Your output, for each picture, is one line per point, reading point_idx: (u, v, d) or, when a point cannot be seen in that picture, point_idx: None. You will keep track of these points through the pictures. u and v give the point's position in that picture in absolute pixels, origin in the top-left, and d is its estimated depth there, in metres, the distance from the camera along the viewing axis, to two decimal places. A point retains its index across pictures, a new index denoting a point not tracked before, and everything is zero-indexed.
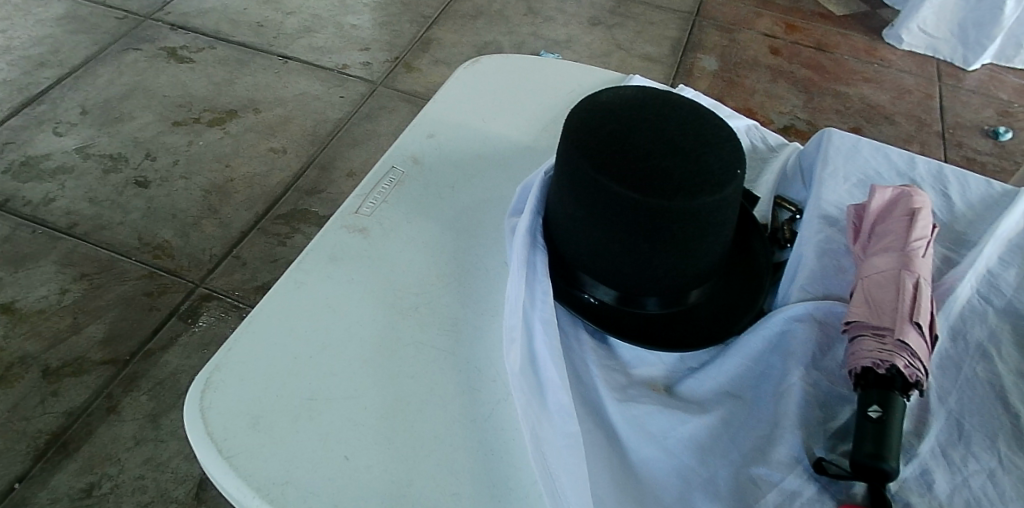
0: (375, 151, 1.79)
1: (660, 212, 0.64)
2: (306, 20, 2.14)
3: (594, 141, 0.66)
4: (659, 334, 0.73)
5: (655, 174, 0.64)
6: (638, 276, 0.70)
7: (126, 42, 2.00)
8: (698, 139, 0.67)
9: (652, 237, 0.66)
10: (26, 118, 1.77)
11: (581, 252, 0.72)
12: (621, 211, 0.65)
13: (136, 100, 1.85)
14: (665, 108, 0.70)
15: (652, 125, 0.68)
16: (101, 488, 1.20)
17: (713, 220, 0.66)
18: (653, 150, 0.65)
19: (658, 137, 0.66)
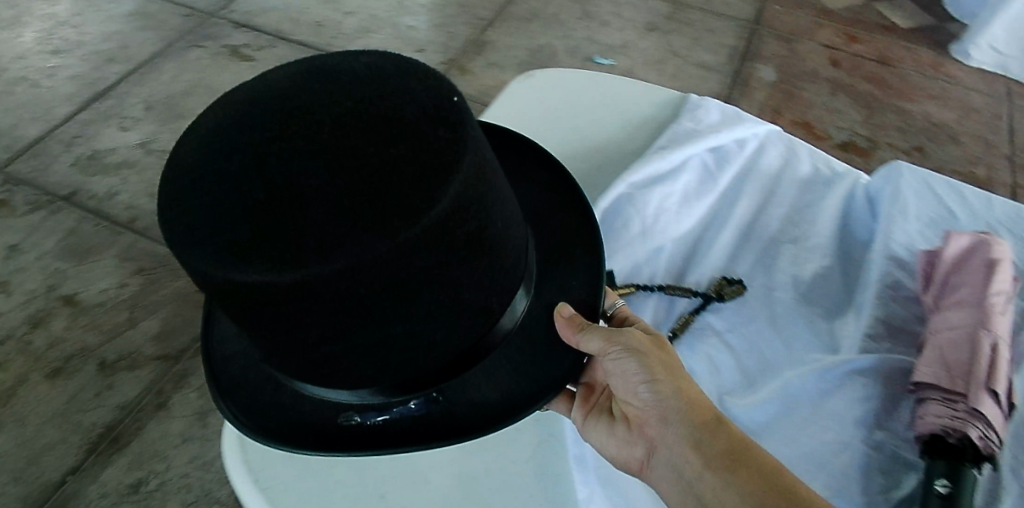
0: None
1: (434, 232, 0.56)
2: (364, 20, 2.11)
3: (264, 227, 0.54)
4: (511, 385, 0.71)
5: (382, 203, 0.55)
6: (422, 344, 0.63)
7: (190, 39, 2.04)
8: (362, 109, 0.59)
9: (409, 281, 0.57)
10: (95, 112, 1.83)
11: (339, 362, 0.62)
12: (387, 283, 0.56)
13: (198, 99, 1.88)
14: (291, 82, 0.62)
15: (293, 121, 0.59)
16: (149, 484, 1.25)
17: (473, 177, 0.58)
18: (331, 169, 0.56)
19: (329, 140, 0.58)
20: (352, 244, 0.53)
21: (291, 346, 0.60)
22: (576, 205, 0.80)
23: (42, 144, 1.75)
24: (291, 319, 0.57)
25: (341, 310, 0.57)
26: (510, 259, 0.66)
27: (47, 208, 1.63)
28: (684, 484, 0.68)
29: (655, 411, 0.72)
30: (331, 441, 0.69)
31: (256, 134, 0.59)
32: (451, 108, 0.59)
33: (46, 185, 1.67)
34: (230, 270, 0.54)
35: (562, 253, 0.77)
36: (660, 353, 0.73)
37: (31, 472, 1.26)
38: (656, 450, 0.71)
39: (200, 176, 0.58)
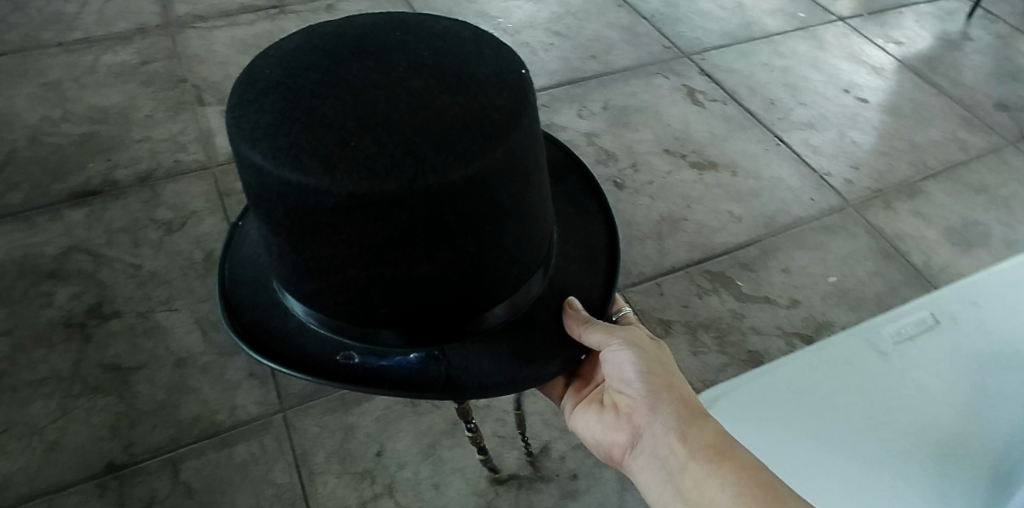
0: (817, 263, 1.75)
1: (480, 178, 0.71)
2: (813, 116, 2.14)
3: (326, 136, 0.69)
4: (507, 365, 0.87)
5: (445, 144, 0.70)
6: (438, 287, 0.78)
7: (660, 67, 2.23)
8: (434, 66, 0.76)
9: (444, 220, 0.72)
10: (564, 92, 2.11)
11: (362, 288, 0.76)
12: (429, 220, 0.71)
13: (645, 117, 2.06)
14: (359, 34, 0.80)
15: (362, 59, 0.76)
16: (480, 401, 1.48)
17: (520, 141, 0.75)
18: (393, 101, 0.72)
19: (400, 80, 0.74)
20: (408, 167, 0.68)
21: (321, 263, 0.75)
22: (604, 221, 1.03)
23: None
24: (328, 234, 0.71)
25: (383, 233, 0.71)
26: (529, 240, 0.83)
27: None
28: (666, 464, 0.94)
29: (646, 403, 0.97)
30: (329, 373, 0.83)
31: (327, 60, 0.76)
32: (514, 79, 0.77)
33: None
34: (286, 168, 0.68)
35: (587, 262, 0.98)
36: (649, 354, 0.98)
37: None
38: (644, 434, 0.97)
39: (282, 77, 0.74)
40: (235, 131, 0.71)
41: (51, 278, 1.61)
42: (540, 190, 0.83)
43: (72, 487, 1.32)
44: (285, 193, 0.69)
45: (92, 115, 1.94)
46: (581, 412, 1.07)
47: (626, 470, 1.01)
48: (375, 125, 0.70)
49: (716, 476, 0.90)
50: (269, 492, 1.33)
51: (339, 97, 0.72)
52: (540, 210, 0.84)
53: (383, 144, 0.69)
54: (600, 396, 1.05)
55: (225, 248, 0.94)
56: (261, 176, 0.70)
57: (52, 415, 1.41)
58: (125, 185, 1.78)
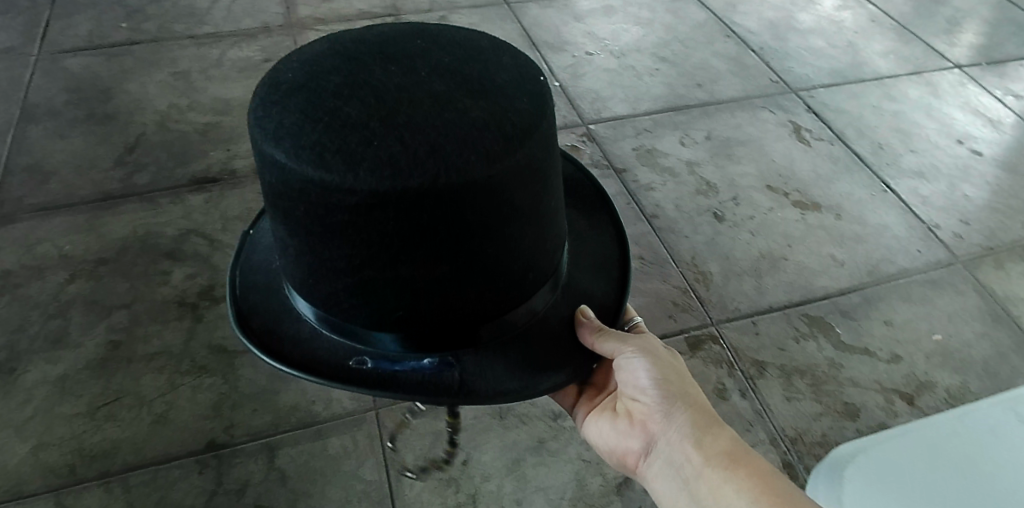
0: (921, 318, 1.67)
1: (501, 178, 0.71)
2: (924, 164, 2.07)
3: (349, 134, 0.69)
4: (523, 373, 0.85)
5: (467, 144, 0.70)
6: (455, 287, 0.77)
7: (766, 101, 2.21)
8: (455, 70, 0.77)
9: (465, 217, 0.72)
10: (667, 119, 2.12)
11: (377, 289, 0.76)
12: (450, 220, 0.71)
13: (748, 151, 2.04)
14: (379, 39, 0.81)
15: (383, 62, 0.77)
16: (567, 422, 1.48)
17: (540, 144, 0.75)
18: (416, 101, 0.72)
19: (421, 80, 0.74)
20: (431, 166, 0.68)
21: (339, 263, 0.74)
22: (614, 234, 1.03)
23: (620, 123, 2.09)
24: (348, 233, 0.71)
25: (404, 231, 0.70)
26: (543, 245, 0.83)
27: (601, 170, 1.95)
28: (681, 472, 0.92)
29: (661, 410, 0.95)
30: (342, 378, 0.82)
31: (345, 63, 0.76)
32: (535, 84, 0.78)
33: (610, 155, 2.00)
34: (309, 165, 0.68)
35: (598, 273, 0.98)
36: (662, 361, 0.97)
37: None
38: (658, 441, 0.95)
39: (302, 79, 0.75)
40: (258, 133, 0.71)
41: (169, 257, 1.71)
42: (554, 195, 0.83)
43: (175, 460, 1.38)
44: (308, 190, 0.69)
45: (215, 107, 2.11)
46: (594, 421, 1.05)
47: (640, 479, 1.00)
48: (398, 124, 0.70)
49: (733, 483, 0.88)
50: (358, 487, 1.37)
51: (363, 97, 0.72)
52: (554, 217, 0.84)
53: (406, 143, 0.68)
54: (613, 404, 1.04)
55: (238, 256, 0.95)
56: (285, 174, 0.70)
57: (161, 388, 1.48)
58: (243, 176, 1.91)
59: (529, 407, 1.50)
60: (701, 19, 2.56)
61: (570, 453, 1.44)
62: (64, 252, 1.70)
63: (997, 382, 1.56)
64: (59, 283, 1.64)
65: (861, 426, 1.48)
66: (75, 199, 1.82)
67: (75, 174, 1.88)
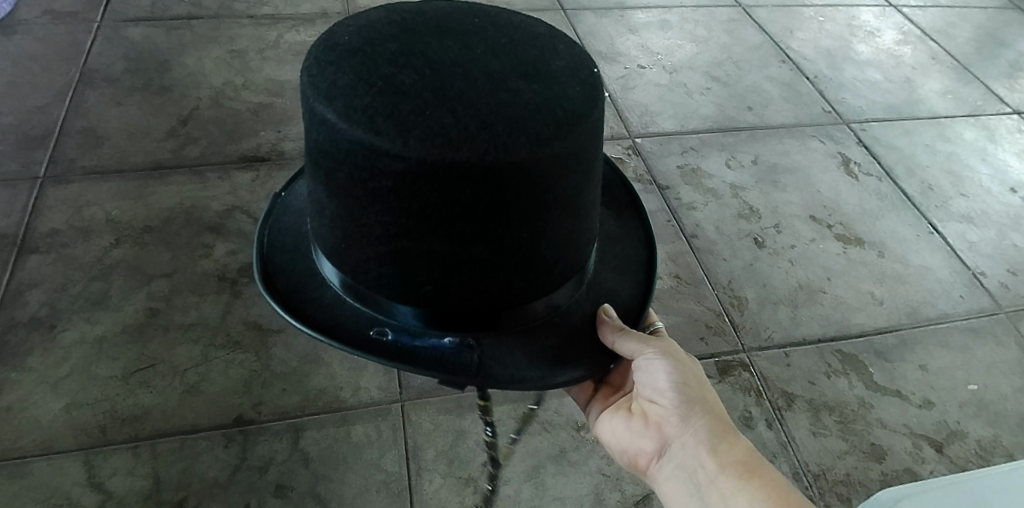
0: (957, 366, 1.64)
1: (547, 162, 0.71)
2: (974, 209, 2.03)
3: (403, 100, 0.69)
4: (543, 364, 0.84)
5: (519, 124, 0.69)
6: (487, 267, 0.76)
7: (817, 131, 2.20)
8: (510, 55, 0.77)
9: (506, 197, 0.71)
10: (715, 139, 2.11)
11: (410, 260, 0.75)
12: (491, 199, 0.71)
13: (794, 179, 2.02)
14: (435, 15, 0.81)
15: (439, 38, 0.77)
16: (589, 434, 1.48)
17: (587, 135, 0.75)
18: (471, 79, 0.72)
19: (475, 59, 0.75)
20: (481, 142, 0.68)
21: (375, 230, 0.75)
22: (642, 237, 1.03)
23: (666, 139, 2.09)
24: (388, 200, 0.71)
25: (444, 204, 0.70)
26: (577, 237, 0.83)
27: (644, 185, 1.94)
28: (694, 476, 0.92)
29: (678, 414, 0.94)
30: (361, 345, 0.81)
31: (402, 34, 0.77)
32: (587, 76, 0.79)
33: (654, 170, 1.99)
34: (360, 126, 0.68)
35: (624, 273, 0.98)
36: (683, 364, 0.96)
37: None
38: (672, 445, 0.95)
39: (359, 43, 0.75)
40: (311, 90, 0.72)
41: (212, 232, 1.74)
42: (593, 189, 0.83)
43: (203, 432, 1.40)
44: (355, 151, 0.69)
45: (269, 88, 2.14)
46: (606, 418, 1.04)
47: (649, 479, 0.99)
48: (451, 98, 0.70)
49: (746, 493, 0.88)
50: (377, 477, 1.38)
51: (417, 69, 0.72)
52: (590, 211, 0.84)
53: (458, 117, 0.68)
54: (628, 404, 1.03)
55: (268, 217, 0.95)
56: (333, 133, 0.70)
57: (195, 359, 1.51)
58: (290, 158, 1.94)
59: (553, 414, 1.51)
60: (756, 42, 2.54)
61: (590, 466, 1.44)
62: (112, 217, 1.74)
63: None
64: (105, 247, 1.67)
65: (886, 469, 1.45)
66: (127, 166, 1.86)
67: (128, 141, 1.92)
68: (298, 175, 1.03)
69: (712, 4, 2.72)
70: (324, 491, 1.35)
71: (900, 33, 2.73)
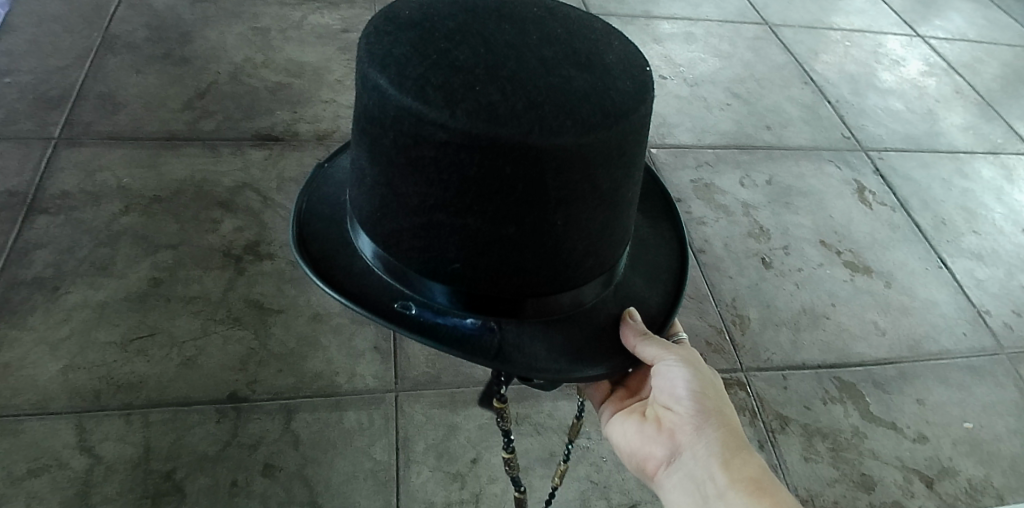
0: (955, 403, 1.63)
1: (589, 150, 0.71)
2: (985, 247, 2.02)
3: (454, 73, 0.69)
4: (560, 357, 0.84)
5: (566, 109, 0.70)
6: (517, 251, 0.76)
7: (833, 156, 2.19)
8: (566, 43, 0.77)
9: (543, 183, 0.71)
10: (730, 156, 2.10)
11: (442, 235, 0.76)
12: (530, 182, 0.71)
13: (806, 202, 2.02)
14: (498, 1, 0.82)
15: (498, 21, 0.78)
16: (581, 440, 1.49)
17: (633, 128, 0.75)
18: (523, 61, 0.73)
19: (531, 44, 0.75)
20: (526, 121, 0.68)
21: (412, 201, 0.75)
22: (673, 247, 1.03)
23: (682, 152, 2.08)
24: (428, 171, 0.72)
25: (483, 181, 0.70)
26: (611, 232, 0.83)
27: None
28: (700, 487, 0.91)
29: (692, 423, 0.94)
30: (384, 315, 0.81)
31: (463, 13, 0.78)
32: (640, 72, 0.79)
33: (667, 182, 1.98)
34: (410, 95, 0.69)
35: (652, 279, 0.98)
36: (704, 375, 0.96)
37: None
38: (684, 454, 0.94)
39: (419, 19, 0.77)
40: (367, 56, 0.73)
41: (221, 207, 1.74)
42: (632, 187, 0.83)
43: (196, 405, 1.41)
44: (402, 119, 0.70)
45: (289, 68, 2.14)
46: (619, 420, 1.04)
47: (655, 485, 0.98)
48: (503, 76, 0.70)
49: None
50: (365, 465, 1.38)
51: (474, 46, 0.73)
52: (626, 209, 0.84)
53: (507, 94, 0.69)
54: (643, 408, 1.03)
55: (309, 186, 0.97)
56: (383, 99, 0.71)
57: (193, 333, 1.51)
58: (305, 139, 1.94)
59: (546, 417, 1.51)
60: (780, 62, 2.53)
61: (578, 472, 1.44)
62: (123, 184, 1.74)
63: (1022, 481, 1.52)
64: (114, 213, 1.68)
65: (874, 500, 1.45)
66: (142, 134, 1.86)
67: (145, 110, 1.93)
68: (342, 152, 1.05)
69: (739, 21, 2.72)
70: (311, 475, 1.35)
71: (926, 65, 2.72)
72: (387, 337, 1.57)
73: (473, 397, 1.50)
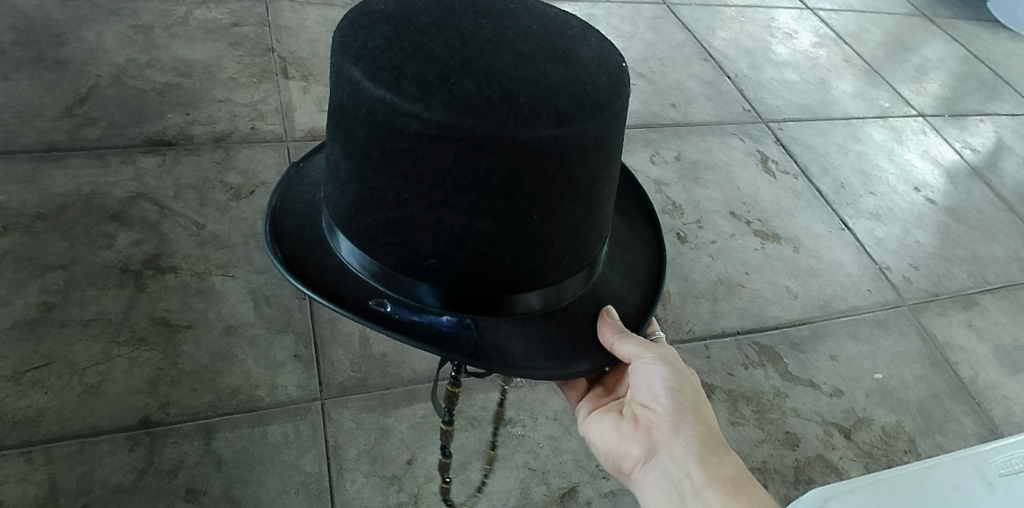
0: (865, 356, 1.72)
1: (565, 144, 0.68)
2: (881, 207, 2.14)
3: (428, 66, 0.67)
4: (537, 355, 0.82)
5: (541, 101, 0.67)
6: (494, 247, 0.74)
7: (736, 129, 2.26)
8: (541, 38, 0.75)
9: (519, 176, 0.69)
10: (639, 135, 2.13)
11: (418, 230, 0.73)
12: (506, 175, 0.68)
13: (715, 176, 2.07)
14: None
15: (474, 15, 0.75)
16: (516, 428, 1.48)
17: (610, 123, 0.73)
18: (500, 54, 0.70)
19: (507, 39, 0.73)
20: (501, 113, 0.65)
21: (387, 195, 0.72)
22: (649, 248, 1.01)
23: None
24: (404, 163, 0.69)
25: (458, 174, 0.68)
26: (589, 228, 0.80)
27: None
28: (677, 485, 0.91)
29: (670, 421, 0.94)
30: (358, 311, 0.78)
31: (439, 9, 0.75)
32: (618, 68, 0.77)
33: None
34: (384, 87, 0.66)
35: (629, 277, 0.96)
36: (681, 374, 0.95)
37: None
38: (660, 452, 0.94)
39: (394, 13, 0.74)
40: (342, 48, 0.71)
41: (115, 220, 1.61)
42: (609, 181, 0.80)
43: (105, 435, 1.31)
44: (376, 111, 0.68)
45: (177, 67, 2.01)
46: (595, 418, 1.04)
47: (632, 484, 0.98)
48: (479, 69, 0.68)
49: None
50: (296, 478, 1.32)
51: (450, 39, 0.70)
52: (604, 205, 0.82)
53: (482, 86, 0.66)
54: (619, 407, 1.03)
55: (286, 179, 0.92)
56: (357, 92, 0.69)
57: (95, 358, 1.40)
58: (201, 143, 1.83)
59: (478, 410, 1.49)
60: (680, 40, 2.58)
61: (516, 461, 1.43)
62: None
63: (929, 423, 1.63)
64: None
65: (799, 455, 1.51)
66: (15, 147, 1.70)
67: (18, 120, 1.76)
68: (318, 148, 1.01)
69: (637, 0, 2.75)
70: (239, 495, 1.28)
71: (816, 36, 2.85)
72: (308, 344, 1.51)
73: (404, 396, 1.47)
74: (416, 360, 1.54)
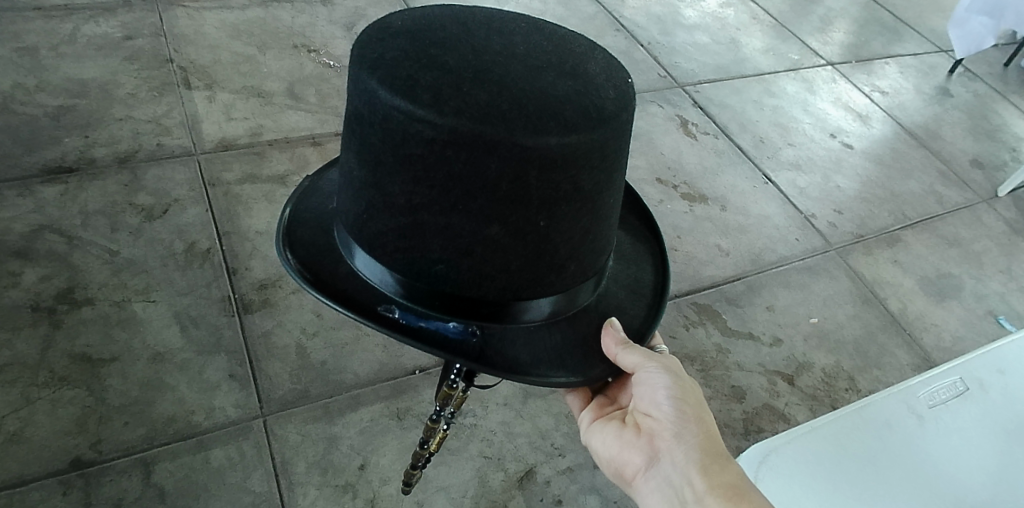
0: (799, 303, 1.77)
1: (575, 152, 0.66)
2: (801, 157, 2.20)
3: (443, 76, 0.66)
4: (541, 363, 0.78)
5: (551, 110, 0.66)
6: (504, 252, 0.71)
7: (655, 96, 2.28)
8: (552, 54, 0.74)
9: (525, 183, 0.66)
10: None
11: (429, 236, 0.71)
12: (514, 181, 0.66)
13: (639, 143, 2.08)
14: (483, 12, 0.78)
15: (488, 31, 0.74)
16: (467, 419, 1.46)
17: (618, 135, 0.71)
18: (512, 67, 0.69)
19: (519, 53, 0.72)
20: (513, 122, 0.64)
21: (399, 201, 0.70)
22: (655, 260, 0.98)
23: None
24: (416, 169, 0.67)
25: (468, 179, 0.66)
26: (596, 238, 0.77)
27: None
28: (679, 493, 0.86)
29: (673, 427, 0.89)
30: (367, 314, 0.75)
31: (454, 27, 0.73)
32: (627, 84, 0.75)
33: None
34: (397, 94, 0.65)
35: (634, 291, 0.92)
36: (684, 382, 0.91)
37: (398, 352, 1.55)
38: (662, 460, 0.89)
39: (409, 27, 0.72)
40: (358, 59, 0.68)
41: (18, 257, 1.52)
42: (616, 193, 0.78)
43: (34, 483, 1.23)
44: (390, 118, 0.66)
45: (69, 88, 1.90)
46: (597, 427, 1.00)
47: (634, 493, 0.94)
48: (492, 81, 0.66)
49: None
50: (246, 500, 1.27)
51: (465, 54, 0.69)
52: (611, 217, 0.79)
53: (495, 95, 0.65)
54: (622, 416, 0.98)
55: (298, 190, 0.90)
56: (371, 99, 0.67)
57: (13, 404, 1.32)
58: (103, 165, 1.73)
59: (427, 405, 1.47)
60: (591, 13, 2.58)
61: (468, 453, 1.42)
62: None
63: (866, 359, 1.69)
64: None
65: (746, 407, 1.55)
66: None
67: None
68: (332, 161, 0.97)
69: None
70: None
71: None
72: (242, 362, 1.45)
73: (349, 402, 1.44)
74: (358, 364, 1.50)
